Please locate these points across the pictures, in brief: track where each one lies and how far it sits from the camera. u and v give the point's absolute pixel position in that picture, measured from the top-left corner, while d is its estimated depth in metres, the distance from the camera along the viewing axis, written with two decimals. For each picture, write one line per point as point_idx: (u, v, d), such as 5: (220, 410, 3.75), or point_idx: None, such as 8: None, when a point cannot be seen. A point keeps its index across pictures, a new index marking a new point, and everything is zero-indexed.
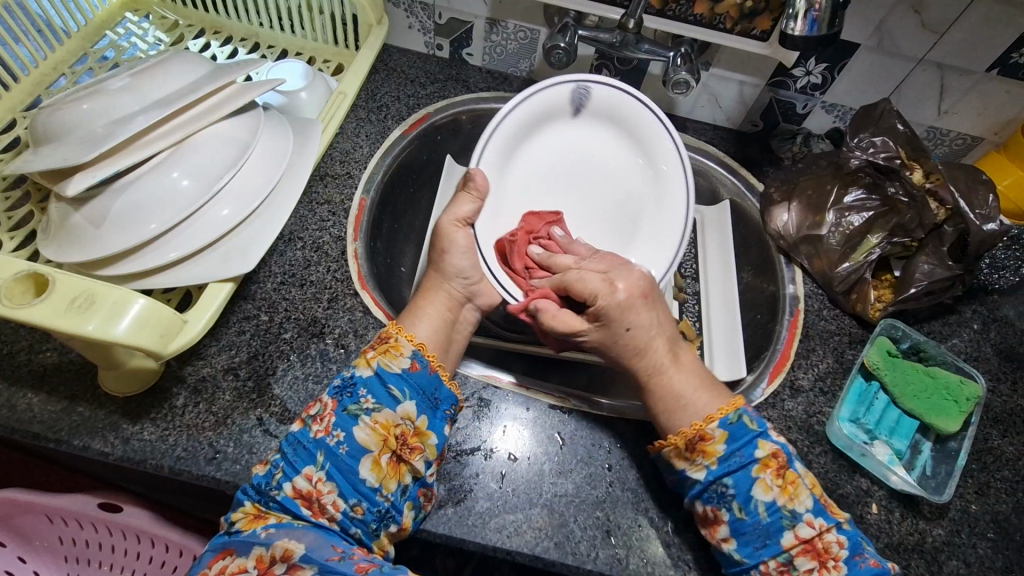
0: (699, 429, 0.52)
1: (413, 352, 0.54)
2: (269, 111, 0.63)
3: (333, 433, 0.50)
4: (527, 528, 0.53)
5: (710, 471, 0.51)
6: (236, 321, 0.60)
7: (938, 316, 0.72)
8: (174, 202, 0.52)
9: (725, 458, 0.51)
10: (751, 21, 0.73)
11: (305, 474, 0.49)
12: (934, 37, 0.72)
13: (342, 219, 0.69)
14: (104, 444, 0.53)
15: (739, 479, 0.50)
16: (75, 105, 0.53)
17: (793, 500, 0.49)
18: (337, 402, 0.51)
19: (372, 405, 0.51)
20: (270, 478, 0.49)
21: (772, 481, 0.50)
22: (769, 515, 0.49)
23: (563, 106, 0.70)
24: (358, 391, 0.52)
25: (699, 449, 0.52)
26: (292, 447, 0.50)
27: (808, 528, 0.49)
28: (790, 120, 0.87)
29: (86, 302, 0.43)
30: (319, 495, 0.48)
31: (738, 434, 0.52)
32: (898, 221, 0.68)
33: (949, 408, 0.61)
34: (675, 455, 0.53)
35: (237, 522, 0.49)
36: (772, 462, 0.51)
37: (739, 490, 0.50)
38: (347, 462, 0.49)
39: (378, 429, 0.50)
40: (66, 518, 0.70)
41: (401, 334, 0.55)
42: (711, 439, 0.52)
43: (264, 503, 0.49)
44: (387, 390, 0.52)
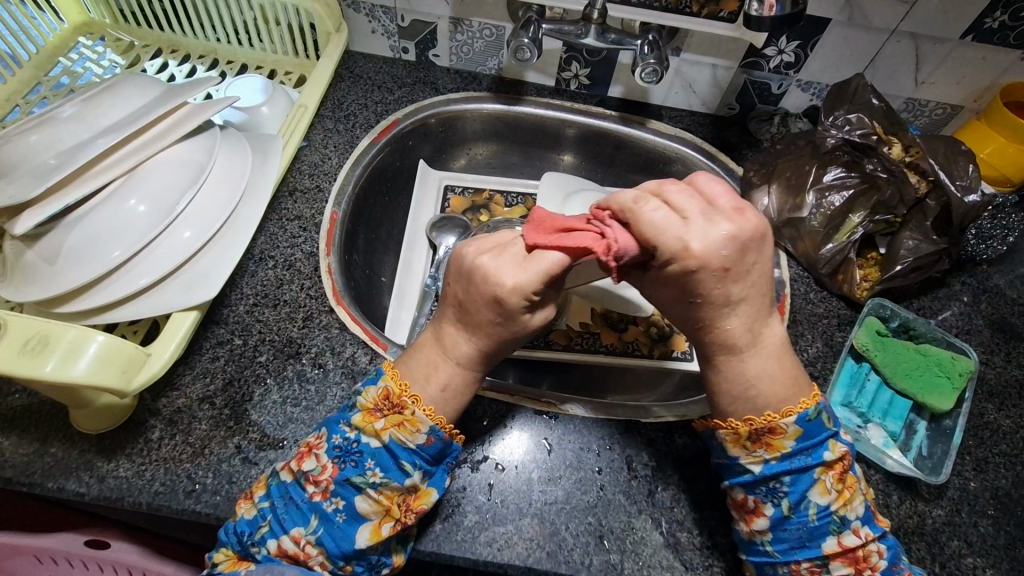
0: (770, 420, 0.47)
1: (430, 427, 0.48)
2: (227, 129, 0.62)
3: (331, 500, 0.47)
4: (517, 540, 0.52)
5: (768, 465, 0.47)
6: (210, 348, 0.59)
7: (927, 291, 0.71)
8: (130, 233, 0.51)
9: (789, 455, 0.47)
10: (717, 3, 0.71)
11: (294, 536, 0.46)
12: (906, 7, 0.71)
13: (313, 235, 0.68)
14: (78, 484, 0.51)
15: (796, 479, 0.47)
16: (21, 138, 0.51)
17: (846, 506, 0.47)
18: (338, 469, 0.47)
19: (379, 479, 0.47)
20: (255, 529, 0.47)
21: (832, 485, 0.47)
22: (820, 519, 0.46)
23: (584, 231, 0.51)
24: (364, 461, 0.47)
25: (763, 442, 0.48)
26: (285, 502, 0.47)
27: (854, 537, 0.47)
28: (767, 101, 0.85)
29: (40, 343, 0.42)
30: (307, 557, 0.46)
31: (812, 432, 0.47)
32: (878, 198, 0.67)
33: (942, 386, 0.60)
34: (731, 441, 0.49)
35: (219, 564, 0.48)
36: (837, 466, 0.47)
37: (795, 489, 0.47)
38: (342, 529, 0.47)
39: (382, 501, 0.47)
40: (55, 558, 0.68)
41: (418, 405, 0.49)
42: (781, 434, 0.47)
43: (247, 552, 0.47)
44: (396, 464, 0.47)
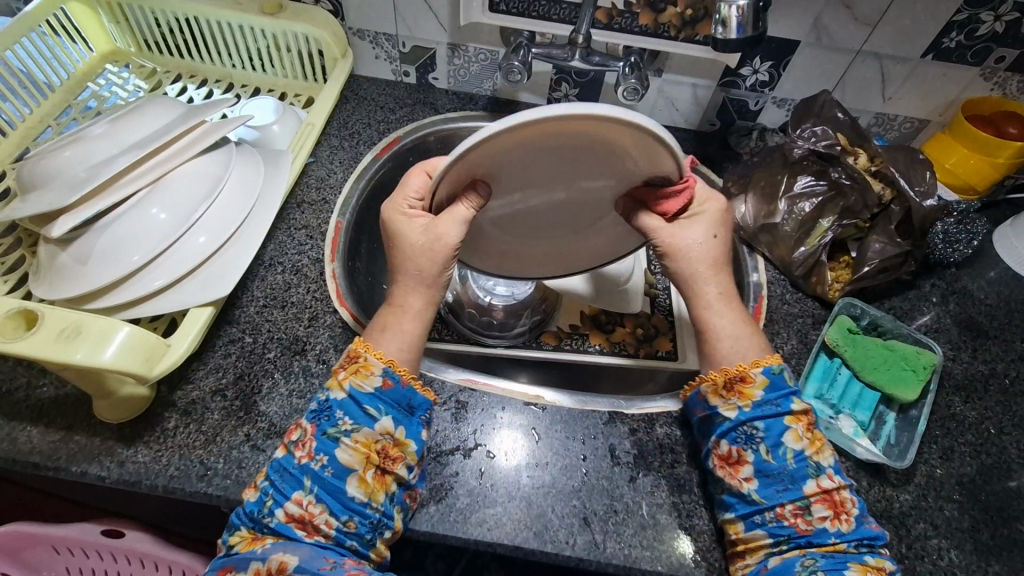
0: (743, 370, 0.55)
1: (384, 369, 0.54)
2: (242, 145, 0.67)
3: (316, 458, 0.50)
4: (506, 521, 0.55)
5: (743, 412, 0.54)
6: (222, 345, 0.64)
7: (897, 292, 0.75)
8: (153, 236, 0.56)
9: (761, 403, 0.54)
10: (693, 27, 0.77)
11: (295, 499, 0.49)
12: (868, 29, 0.76)
13: (319, 242, 0.73)
14: (100, 468, 0.55)
15: (770, 424, 0.53)
16: (57, 153, 0.57)
17: (819, 453, 0.53)
18: (315, 426, 0.52)
19: (350, 426, 0.51)
20: (262, 505, 0.50)
21: (802, 432, 0.53)
22: (797, 461, 0.52)
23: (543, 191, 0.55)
24: (335, 414, 0.52)
25: (736, 392, 0.55)
26: (281, 474, 0.51)
27: (829, 481, 0.51)
28: (745, 117, 0.91)
29: (73, 332, 0.47)
30: (312, 517, 0.49)
31: (777, 384, 0.55)
32: (845, 205, 0.71)
33: (908, 378, 0.64)
34: (711, 392, 0.56)
35: (235, 545, 0.50)
36: (803, 417, 0.54)
37: (769, 432, 0.53)
38: (332, 483, 0.50)
39: (360, 448, 0.51)
40: (72, 549, 0.72)
41: (370, 352, 0.55)
42: (751, 383, 0.55)
43: (259, 528, 0.50)
44: (363, 410, 0.52)
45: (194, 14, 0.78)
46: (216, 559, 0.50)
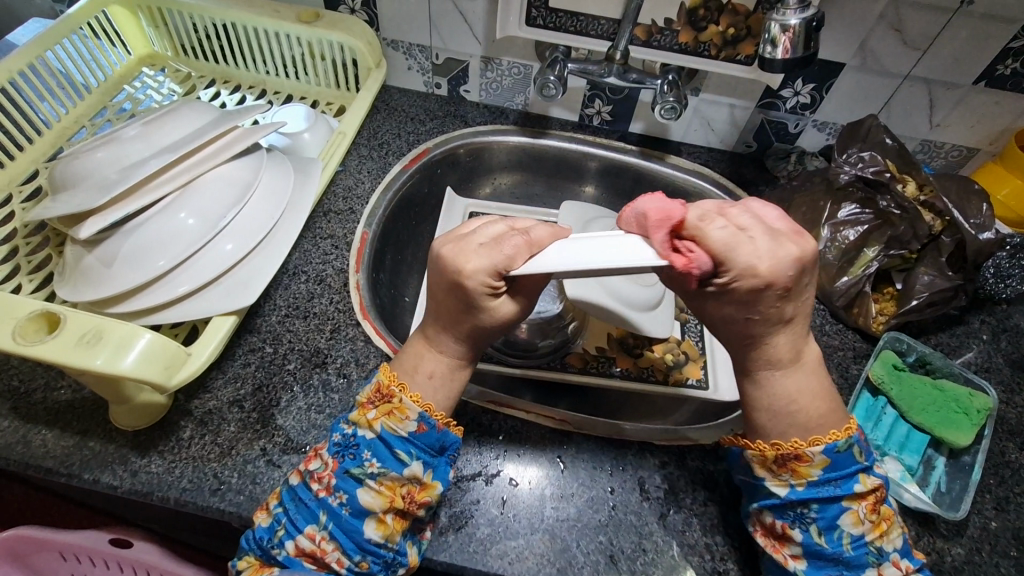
0: (796, 447, 0.49)
1: (419, 415, 0.50)
2: (273, 152, 0.66)
3: (335, 494, 0.48)
4: (529, 554, 0.52)
5: (796, 491, 0.48)
6: (242, 354, 0.62)
7: (945, 328, 0.71)
8: (180, 242, 0.55)
9: (818, 483, 0.48)
10: (735, 47, 0.75)
11: (308, 533, 0.48)
12: (918, 53, 0.73)
13: (345, 253, 0.72)
14: (113, 477, 0.54)
15: (825, 507, 0.47)
16: (90, 154, 0.56)
17: (882, 536, 0.47)
18: (338, 463, 0.49)
19: (377, 469, 0.48)
20: (273, 534, 0.48)
21: (865, 515, 0.47)
22: (854, 548, 0.47)
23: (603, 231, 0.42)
24: (361, 453, 0.49)
25: (789, 468, 0.49)
26: (297, 504, 0.49)
27: (894, 569, 0.47)
28: (783, 140, 0.88)
29: (95, 337, 0.45)
30: (323, 553, 0.47)
31: (842, 463, 0.48)
32: (892, 234, 0.68)
33: (960, 421, 0.60)
34: (758, 464, 0.50)
35: (242, 572, 0.49)
36: (868, 496, 0.48)
37: (823, 516, 0.47)
38: (349, 522, 0.48)
39: (383, 491, 0.48)
40: (78, 555, 0.71)
41: (405, 393, 0.51)
42: (807, 461, 0.48)
43: (268, 557, 0.48)
44: (392, 453, 0.49)
45: (232, 20, 0.78)
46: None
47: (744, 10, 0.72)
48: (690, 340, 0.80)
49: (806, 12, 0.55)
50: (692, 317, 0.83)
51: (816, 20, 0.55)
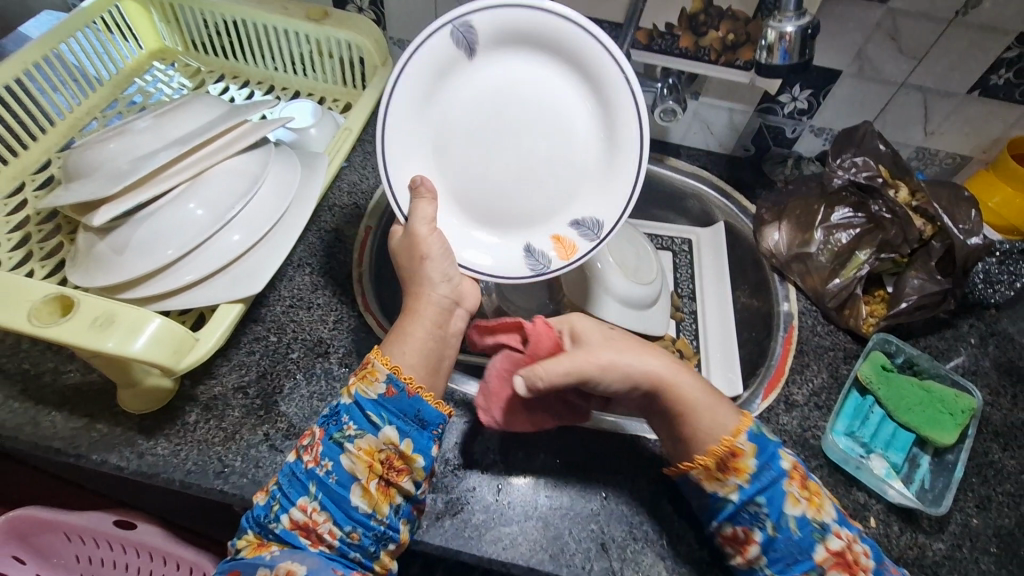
0: (728, 445, 0.50)
1: (387, 376, 0.51)
2: (281, 147, 0.68)
3: (322, 463, 0.49)
4: (522, 541, 0.54)
5: (744, 490, 0.50)
6: (247, 342, 0.64)
7: (934, 331, 0.73)
8: (189, 231, 0.56)
9: (756, 473, 0.50)
10: (734, 52, 0.76)
11: (300, 505, 0.48)
12: (913, 62, 0.75)
13: (349, 246, 0.73)
14: (119, 458, 0.55)
15: (771, 496, 0.49)
16: (103, 145, 0.58)
17: (820, 512, 0.49)
18: (324, 430, 0.50)
19: (354, 432, 0.50)
20: (269, 509, 0.49)
21: (799, 493, 0.50)
22: (802, 530, 0.48)
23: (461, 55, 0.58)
24: (341, 418, 0.51)
25: (730, 469, 0.50)
26: (289, 478, 0.50)
27: (838, 540, 0.48)
28: (781, 144, 0.90)
29: (108, 321, 0.47)
30: (316, 525, 0.48)
31: (762, 445, 0.51)
32: (884, 238, 0.70)
33: (945, 421, 0.61)
34: (705, 477, 0.51)
35: (242, 549, 0.49)
36: (795, 474, 0.50)
37: (771, 508, 0.49)
38: (336, 491, 0.48)
39: (362, 455, 0.49)
40: (82, 537, 0.73)
41: (377, 357, 0.53)
42: (742, 454, 0.50)
43: (266, 533, 0.49)
44: (366, 417, 0.50)
45: (242, 16, 0.80)
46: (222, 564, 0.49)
47: (744, 16, 0.73)
48: (685, 339, 0.81)
49: (802, 20, 0.56)
50: (687, 316, 0.84)
51: (812, 28, 0.56)
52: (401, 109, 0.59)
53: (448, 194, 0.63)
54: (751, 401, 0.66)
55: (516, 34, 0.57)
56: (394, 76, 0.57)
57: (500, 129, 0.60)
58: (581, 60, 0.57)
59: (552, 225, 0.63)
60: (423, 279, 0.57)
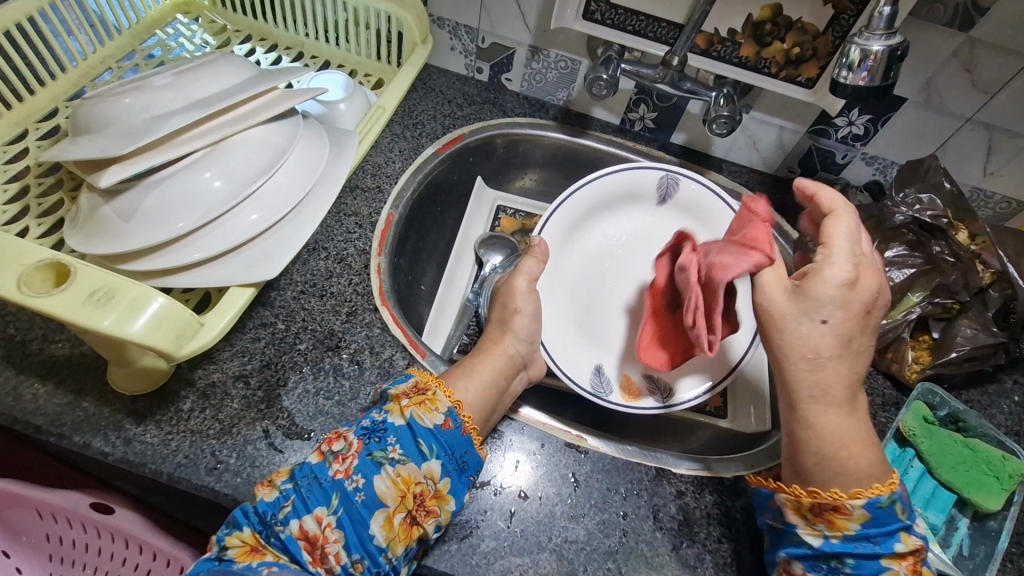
0: (836, 499, 0.46)
1: (448, 409, 0.51)
2: (310, 119, 0.63)
3: (352, 478, 0.46)
4: (533, 574, 0.50)
5: (829, 543, 0.46)
6: (253, 327, 0.59)
7: (976, 384, 0.69)
8: (203, 203, 0.51)
9: (854, 537, 0.46)
10: (797, 67, 0.71)
11: (315, 515, 0.45)
12: (983, 98, 0.69)
13: (368, 233, 0.68)
14: (104, 443, 0.51)
15: (861, 564, 0.45)
16: (117, 99, 0.52)
17: None
18: (362, 444, 0.48)
19: (398, 456, 0.48)
20: (277, 510, 0.45)
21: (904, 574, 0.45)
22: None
23: (650, 190, 0.76)
24: (387, 438, 0.48)
25: (825, 518, 0.47)
26: (307, 481, 0.46)
27: None
28: (829, 169, 0.85)
29: (106, 296, 0.42)
30: (325, 542, 0.45)
31: (884, 519, 0.46)
32: (941, 281, 0.64)
33: (989, 485, 0.57)
34: (790, 507, 0.49)
35: (231, 549, 0.44)
36: (909, 556, 0.46)
37: (858, 571, 0.46)
38: (359, 512, 0.46)
39: (398, 483, 0.47)
40: (55, 515, 0.70)
41: (440, 388, 0.52)
42: (846, 514, 0.46)
43: (265, 536, 0.45)
44: (415, 444, 0.49)
45: None
46: (203, 561, 0.44)
47: (814, 29, 0.68)
48: None
49: (891, 40, 0.51)
50: None
51: (901, 49, 0.52)
52: (570, 211, 0.75)
53: (575, 285, 0.76)
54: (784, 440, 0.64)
55: (689, 205, 0.75)
56: (581, 183, 0.74)
57: (628, 259, 0.77)
58: (714, 233, 0.74)
59: (605, 357, 0.71)
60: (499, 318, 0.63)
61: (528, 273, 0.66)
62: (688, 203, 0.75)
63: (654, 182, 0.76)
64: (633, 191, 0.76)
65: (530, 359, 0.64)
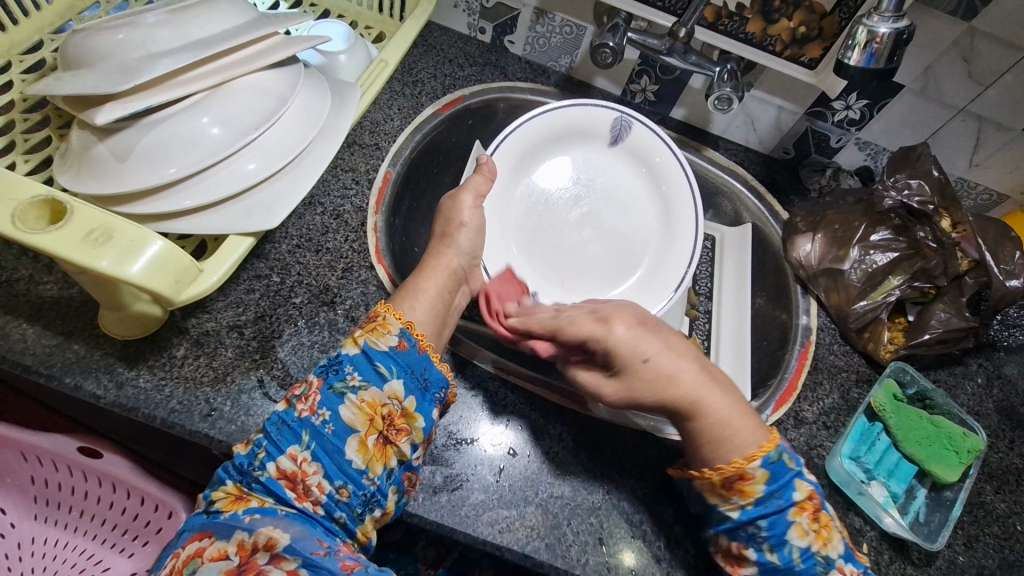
0: (738, 468, 0.49)
1: (400, 330, 0.52)
2: (311, 69, 0.61)
3: (318, 412, 0.47)
4: (519, 526, 0.52)
5: (745, 511, 0.49)
6: (247, 279, 0.59)
7: (944, 365, 0.72)
8: (201, 148, 0.50)
9: (763, 499, 0.48)
10: (801, 47, 0.72)
11: (289, 454, 0.46)
12: (979, 88, 0.70)
13: (365, 190, 0.68)
14: (96, 385, 0.51)
15: (774, 522, 0.48)
16: (111, 34, 0.50)
17: (827, 545, 0.48)
18: (322, 380, 0.49)
19: (358, 382, 0.49)
20: (254, 457, 0.46)
21: (809, 526, 0.48)
22: (804, 563, 0.47)
23: (604, 130, 0.78)
24: (344, 368, 0.49)
25: (736, 489, 0.49)
26: (276, 426, 0.47)
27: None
28: (822, 152, 0.85)
29: (104, 236, 0.41)
30: (305, 476, 0.46)
31: (778, 474, 0.49)
32: (922, 266, 0.68)
33: (949, 458, 0.60)
34: (708, 489, 0.51)
35: (216, 502, 0.46)
36: (808, 505, 0.48)
37: (773, 533, 0.48)
38: (331, 442, 0.46)
39: (364, 408, 0.48)
40: (41, 459, 0.70)
41: (389, 312, 0.53)
42: (750, 479, 0.49)
43: (247, 485, 0.46)
44: (373, 367, 0.49)
45: None
46: (192, 515, 0.46)
47: (821, 9, 0.68)
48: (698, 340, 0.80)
49: (898, 23, 0.52)
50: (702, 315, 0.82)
51: (907, 33, 0.52)
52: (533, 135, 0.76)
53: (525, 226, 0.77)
54: (761, 412, 0.66)
55: (642, 154, 0.78)
56: (545, 110, 0.75)
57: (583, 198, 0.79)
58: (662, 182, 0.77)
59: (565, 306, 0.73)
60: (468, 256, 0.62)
61: (475, 190, 0.67)
62: (637, 150, 0.78)
63: (608, 123, 0.77)
64: (587, 128, 0.78)
65: (470, 276, 0.65)
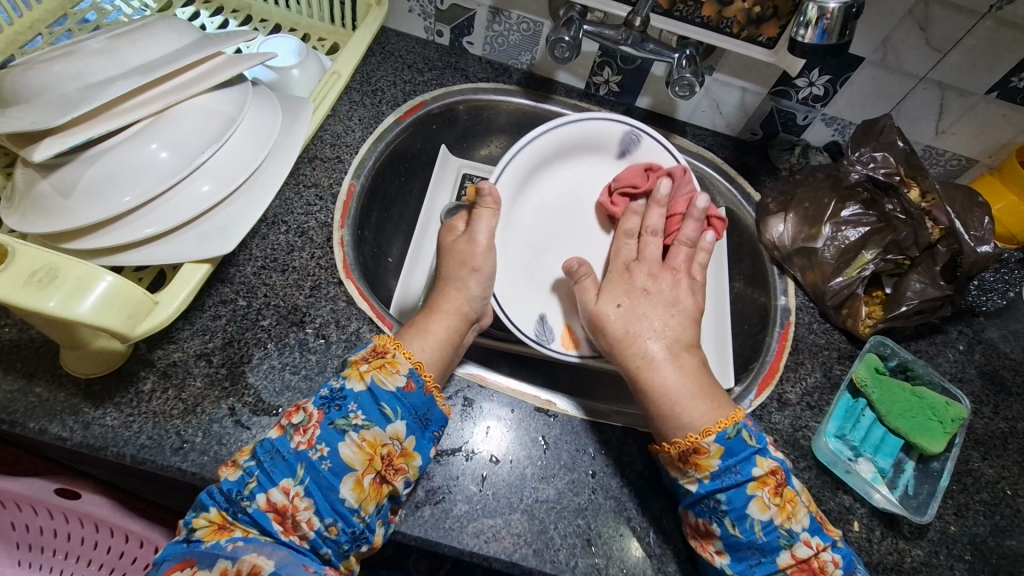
0: (694, 442, 0.50)
1: (409, 370, 0.51)
2: (259, 86, 0.60)
3: (316, 447, 0.46)
4: (506, 534, 0.52)
5: (704, 485, 0.49)
6: (212, 305, 0.58)
7: (925, 335, 0.72)
8: (149, 177, 0.49)
9: (719, 473, 0.49)
10: (758, 27, 0.71)
11: (282, 487, 0.45)
12: (938, 56, 0.69)
13: (329, 205, 0.67)
14: (62, 428, 0.50)
15: (733, 497, 0.48)
16: (46, 66, 0.48)
17: (790, 518, 0.48)
18: (323, 414, 0.48)
19: (361, 421, 0.48)
20: (243, 486, 0.45)
21: (770, 500, 0.48)
22: (767, 535, 0.48)
23: (611, 143, 0.75)
24: (347, 405, 0.48)
25: (692, 463, 0.50)
26: (270, 455, 0.46)
27: (805, 548, 0.48)
28: (790, 131, 0.85)
29: (48, 276, 0.40)
30: (295, 510, 0.45)
31: (736, 449, 0.49)
32: (892, 238, 0.68)
33: (934, 429, 0.60)
34: (669, 463, 0.52)
35: (198, 530, 0.45)
36: (769, 480, 0.49)
37: (733, 506, 0.48)
38: (327, 479, 0.46)
39: (365, 447, 0.47)
40: (20, 504, 0.69)
41: (399, 350, 0.52)
42: (706, 453, 0.50)
43: (233, 513, 0.45)
44: (379, 408, 0.49)
45: None
46: (172, 544, 0.45)
47: None
48: None
49: None
50: None
51: (856, 6, 0.52)
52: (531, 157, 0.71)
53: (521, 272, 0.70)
54: (743, 398, 0.66)
55: (647, 165, 0.75)
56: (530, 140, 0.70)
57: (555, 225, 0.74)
58: None
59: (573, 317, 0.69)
60: (464, 287, 0.61)
61: (488, 228, 0.63)
62: (648, 162, 0.75)
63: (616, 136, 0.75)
64: (590, 142, 0.75)
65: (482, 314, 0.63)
